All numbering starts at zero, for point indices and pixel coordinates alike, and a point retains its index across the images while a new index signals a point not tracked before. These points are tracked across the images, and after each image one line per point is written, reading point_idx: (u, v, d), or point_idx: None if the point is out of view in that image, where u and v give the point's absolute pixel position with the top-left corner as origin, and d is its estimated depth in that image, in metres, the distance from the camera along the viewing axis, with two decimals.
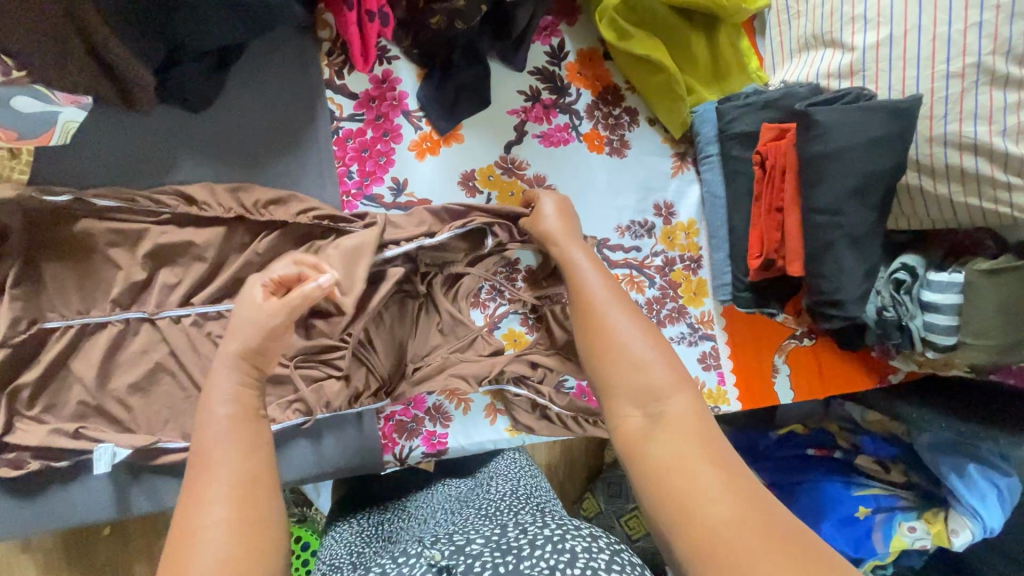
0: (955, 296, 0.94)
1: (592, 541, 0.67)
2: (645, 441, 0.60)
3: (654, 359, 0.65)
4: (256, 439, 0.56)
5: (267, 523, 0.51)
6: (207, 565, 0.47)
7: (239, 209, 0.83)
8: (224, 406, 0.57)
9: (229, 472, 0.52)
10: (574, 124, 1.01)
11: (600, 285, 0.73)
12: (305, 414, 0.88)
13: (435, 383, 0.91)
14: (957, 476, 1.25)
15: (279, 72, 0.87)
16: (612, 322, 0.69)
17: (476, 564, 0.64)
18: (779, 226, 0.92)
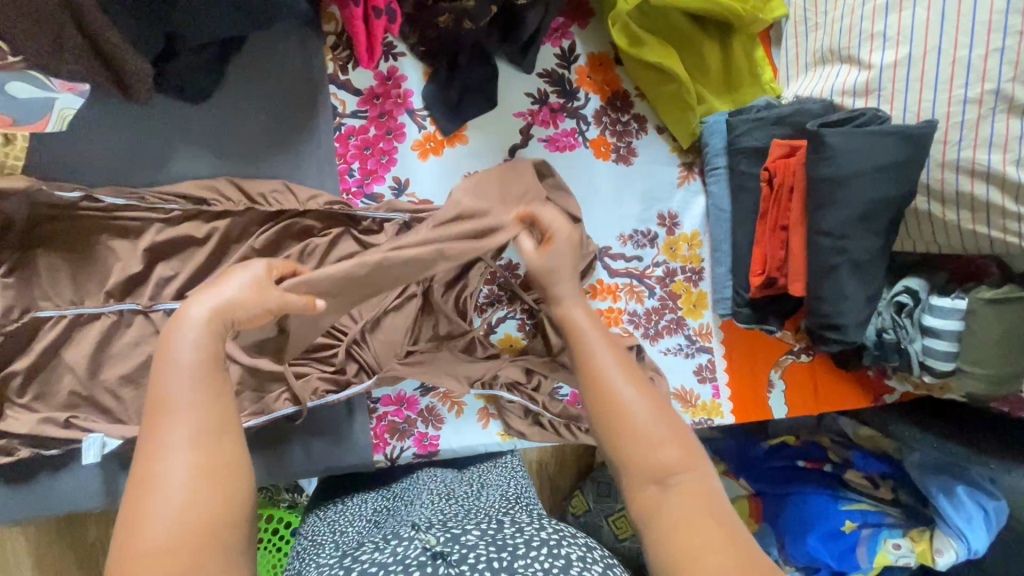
0: (956, 322, 0.94)
1: (588, 552, 0.67)
2: (658, 512, 0.55)
3: (663, 432, 0.58)
4: (219, 390, 0.54)
5: (235, 468, 0.51)
6: (170, 509, 0.47)
7: (246, 200, 0.84)
8: (192, 353, 0.54)
9: (194, 411, 0.51)
10: (581, 129, 0.99)
11: (602, 341, 0.65)
12: (294, 404, 0.87)
13: (424, 374, 0.90)
14: (944, 496, 1.26)
15: (282, 64, 0.85)
16: (620, 389, 0.61)
17: (471, 554, 0.63)
18: (783, 244, 0.90)
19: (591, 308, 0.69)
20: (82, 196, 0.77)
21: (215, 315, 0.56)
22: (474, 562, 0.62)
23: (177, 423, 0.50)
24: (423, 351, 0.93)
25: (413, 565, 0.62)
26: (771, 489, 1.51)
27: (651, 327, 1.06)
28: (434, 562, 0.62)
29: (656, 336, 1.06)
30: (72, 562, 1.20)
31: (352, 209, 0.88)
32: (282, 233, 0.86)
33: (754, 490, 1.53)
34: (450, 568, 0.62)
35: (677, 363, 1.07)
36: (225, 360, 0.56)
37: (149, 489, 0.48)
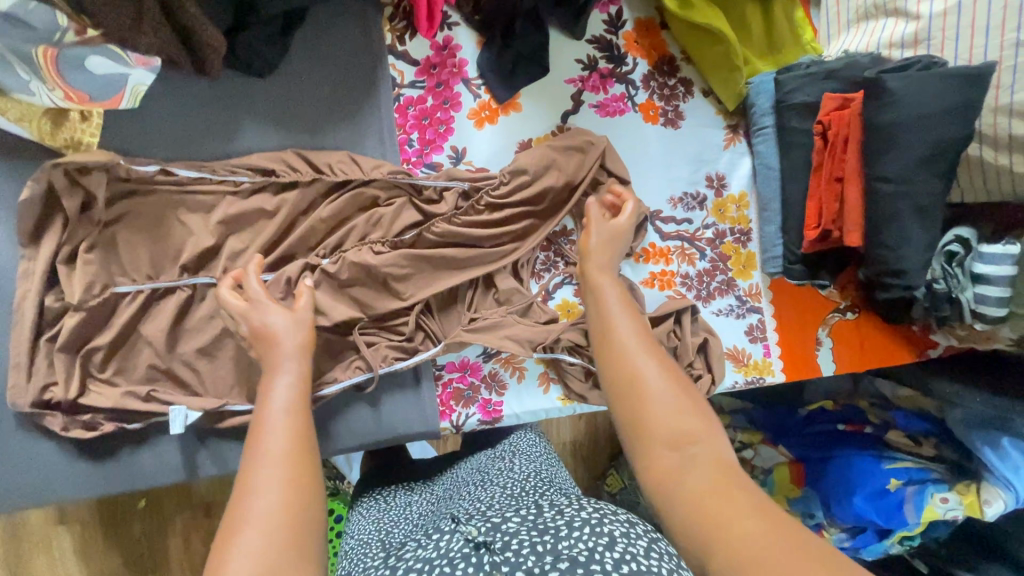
0: (1009, 268, 0.95)
1: (631, 527, 0.62)
2: (680, 476, 0.62)
3: (679, 402, 0.67)
4: (303, 423, 0.64)
5: (312, 480, 0.59)
6: (270, 508, 0.55)
7: (312, 170, 0.85)
8: (280, 395, 0.66)
9: (274, 446, 0.60)
10: (630, 94, 1.01)
11: (627, 323, 0.76)
12: (367, 371, 0.89)
13: (490, 340, 0.93)
14: (990, 449, 1.28)
15: (341, 36, 0.86)
16: (640, 365, 0.71)
17: (514, 540, 0.60)
18: (839, 196, 0.92)
19: (624, 292, 0.81)
20: (159, 169, 0.79)
21: (298, 363, 0.70)
22: (518, 549, 0.59)
23: (268, 443, 0.60)
24: (488, 318, 0.94)
25: (456, 560, 0.59)
26: (811, 453, 1.54)
27: (702, 289, 1.07)
28: (477, 552, 0.59)
29: (708, 298, 1.08)
30: (126, 553, 1.21)
31: (413, 178, 0.89)
32: (347, 204, 0.87)
33: (794, 456, 1.56)
34: (495, 558, 0.58)
35: (728, 324, 1.09)
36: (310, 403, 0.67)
37: (246, 500, 0.56)
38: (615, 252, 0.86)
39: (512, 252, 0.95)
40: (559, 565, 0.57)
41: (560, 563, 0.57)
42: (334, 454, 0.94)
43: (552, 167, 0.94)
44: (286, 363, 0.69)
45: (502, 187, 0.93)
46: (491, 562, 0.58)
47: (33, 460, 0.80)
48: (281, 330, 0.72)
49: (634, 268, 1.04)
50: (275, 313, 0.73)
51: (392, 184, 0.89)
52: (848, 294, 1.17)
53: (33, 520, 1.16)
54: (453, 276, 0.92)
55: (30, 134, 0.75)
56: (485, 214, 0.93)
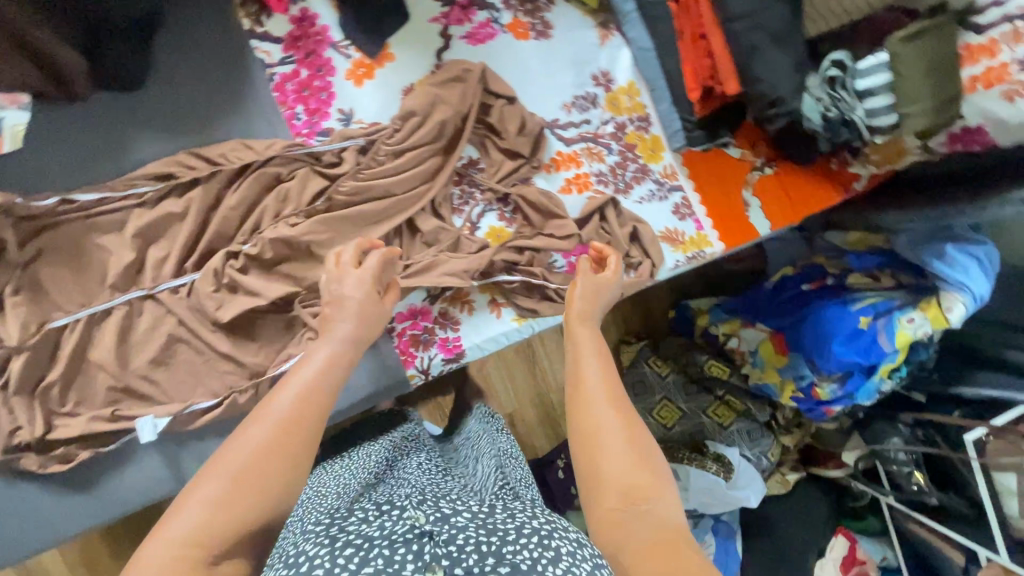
0: (885, 75, 0.99)
1: (579, 547, 0.55)
2: (624, 533, 0.61)
3: (638, 459, 0.66)
4: (321, 399, 0.63)
5: (294, 457, 0.59)
6: (242, 461, 0.57)
7: (209, 164, 0.88)
8: (312, 369, 0.65)
9: (287, 426, 0.60)
10: (494, 18, 1.04)
11: (594, 366, 0.75)
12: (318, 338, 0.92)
13: (428, 280, 0.96)
14: (938, 260, 1.33)
15: (200, 33, 0.89)
16: (600, 411, 0.69)
17: (461, 534, 0.52)
18: (707, 52, 0.97)
19: (599, 339, 0.80)
20: (58, 200, 0.81)
21: (338, 353, 0.69)
22: (464, 544, 0.51)
23: (276, 405, 0.61)
24: (420, 262, 0.98)
25: (395, 543, 0.51)
26: (786, 320, 1.59)
27: (619, 182, 1.11)
28: (420, 541, 0.52)
29: (627, 189, 1.12)
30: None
31: (308, 147, 0.93)
32: (252, 188, 0.91)
33: (772, 329, 1.62)
34: (437, 550, 0.51)
35: (654, 208, 1.13)
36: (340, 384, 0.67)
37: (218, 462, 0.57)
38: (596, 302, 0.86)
39: (428, 194, 0.99)
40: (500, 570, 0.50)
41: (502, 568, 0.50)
42: None
43: (438, 103, 0.97)
44: (337, 343, 0.69)
45: (396, 134, 0.96)
46: (433, 554, 0.50)
47: (23, 506, 0.83)
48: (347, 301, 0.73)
49: (549, 180, 1.08)
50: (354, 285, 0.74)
51: (291, 158, 0.92)
52: (761, 151, 1.22)
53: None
54: (375, 230, 0.96)
55: None
56: (389, 162, 0.96)
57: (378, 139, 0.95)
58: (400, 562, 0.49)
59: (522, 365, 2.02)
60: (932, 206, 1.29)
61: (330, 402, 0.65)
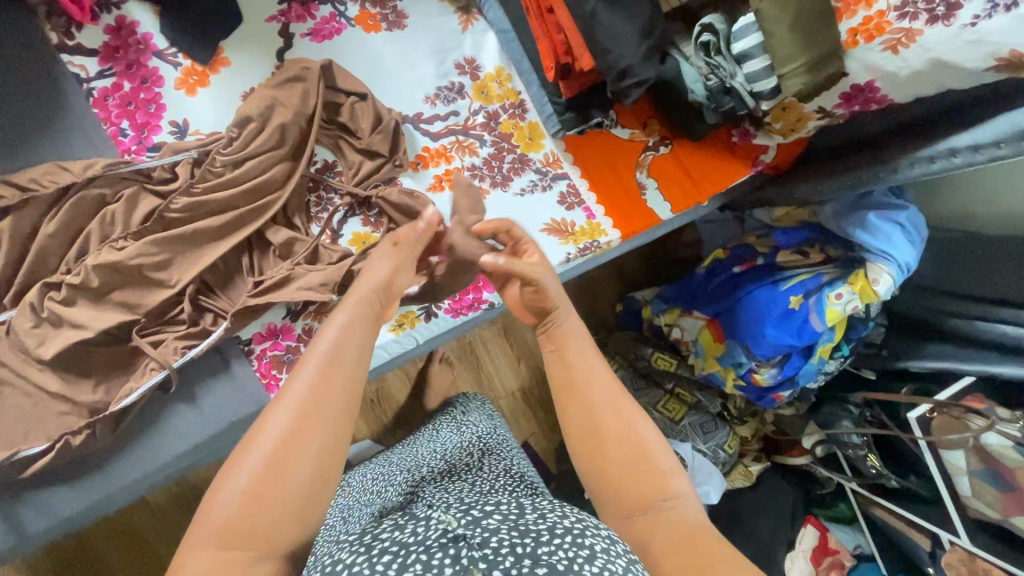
0: (757, 36, 0.92)
1: (610, 544, 0.55)
2: (649, 531, 0.61)
3: (649, 449, 0.66)
4: (351, 371, 0.60)
5: (327, 431, 0.55)
6: (272, 440, 0.53)
7: (17, 190, 0.81)
8: (331, 335, 0.61)
9: (328, 418, 0.56)
10: (340, 11, 0.98)
11: (585, 360, 0.71)
12: (160, 368, 0.86)
13: (279, 295, 0.89)
14: (861, 230, 1.25)
15: (0, 51, 0.82)
16: (595, 406, 0.68)
17: (494, 538, 0.52)
18: (557, 26, 0.89)
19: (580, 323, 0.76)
20: None
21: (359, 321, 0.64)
22: (498, 546, 0.51)
23: (298, 383, 0.57)
24: (272, 277, 0.91)
25: (431, 549, 0.51)
26: (720, 306, 1.50)
27: (496, 174, 1.04)
28: (457, 544, 0.51)
29: (505, 181, 1.05)
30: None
31: (135, 164, 0.87)
32: (73, 213, 0.84)
33: (709, 315, 1.54)
34: (473, 553, 0.50)
35: (536, 200, 1.06)
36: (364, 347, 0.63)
37: (249, 449, 0.54)
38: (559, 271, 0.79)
39: (277, 203, 0.92)
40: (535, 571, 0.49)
41: (537, 568, 0.49)
42: (175, 463, 0.91)
43: (276, 106, 0.91)
44: (352, 304, 0.66)
45: (232, 142, 0.89)
46: (469, 557, 0.50)
47: None
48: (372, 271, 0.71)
49: (417, 178, 1.02)
50: (380, 260, 0.72)
51: (114, 177, 0.86)
52: (652, 129, 1.15)
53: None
54: (218, 246, 0.89)
55: None
56: (227, 173, 0.89)
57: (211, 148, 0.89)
58: (439, 567, 0.49)
59: (466, 373, 1.95)
60: (844, 171, 1.20)
61: (356, 373, 0.60)
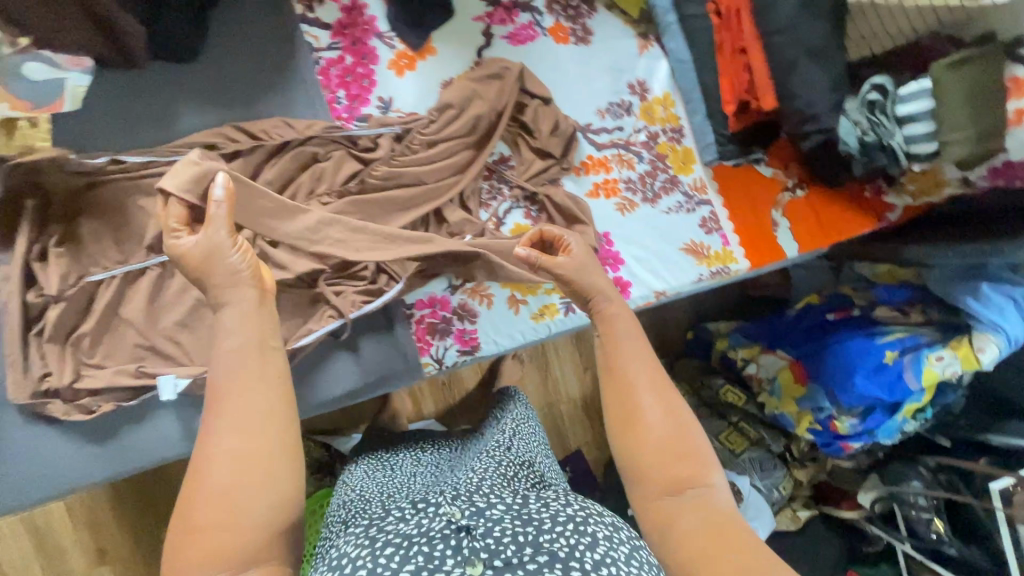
0: (927, 101, 0.97)
1: (613, 532, 0.65)
2: (671, 516, 0.67)
3: (687, 444, 0.70)
4: (265, 373, 0.60)
5: (270, 442, 0.57)
6: (226, 467, 0.55)
7: (250, 138, 0.91)
8: (230, 342, 0.60)
9: (264, 433, 0.57)
10: (537, 21, 1.07)
11: (634, 358, 0.74)
12: (339, 317, 0.94)
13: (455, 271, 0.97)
14: (973, 299, 1.29)
15: (254, 15, 0.93)
16: (644, 400, 0.71)
17: (498, 528, 0.61)
18: (746, 66, 0.97)
19: (629, 314, 0.79)
20: (108, 160, 0.85)
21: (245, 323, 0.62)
22: (499, 537, 0.61)
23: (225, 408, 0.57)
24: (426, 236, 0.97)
25: (435, 540, 0.60)
26: (808, 349, 1.55)
27: (647, 190, 1.12)
28: (458, 535, 0.61)
29: (655, 198, 1.12)
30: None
31: (347, 130, 0.96)
32: (288, 165, 0.93)
33: (793, 356, 1.58)
34: (474, 544, 0.60)
35: (680, 221, 1.13)
36: (270, 342, 0.62)
37: (197, 478, 0.55)
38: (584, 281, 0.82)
39: (460, 186, 1.00)
40: (539, 560, 0.59)
41: (540, 557, 0.59)
42: (328, 405, 0.99)
43: (475, 98, 0.99)
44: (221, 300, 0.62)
45: (432, 125, 0.98)
46: (472, 548, 0.59)
47: (46, 451, 0.86)
48: (220, 256, 0.63)
49: (578, 182, 1.09)
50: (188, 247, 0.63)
51: (328, 140, 0.95)
52: (793, 172, 1.21)
53: (81, 567, 1.37)
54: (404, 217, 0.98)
55: None
56: (422, 152, 0.98)
57: (411, 125, 0.98)
58: (441, 558, 0.59)
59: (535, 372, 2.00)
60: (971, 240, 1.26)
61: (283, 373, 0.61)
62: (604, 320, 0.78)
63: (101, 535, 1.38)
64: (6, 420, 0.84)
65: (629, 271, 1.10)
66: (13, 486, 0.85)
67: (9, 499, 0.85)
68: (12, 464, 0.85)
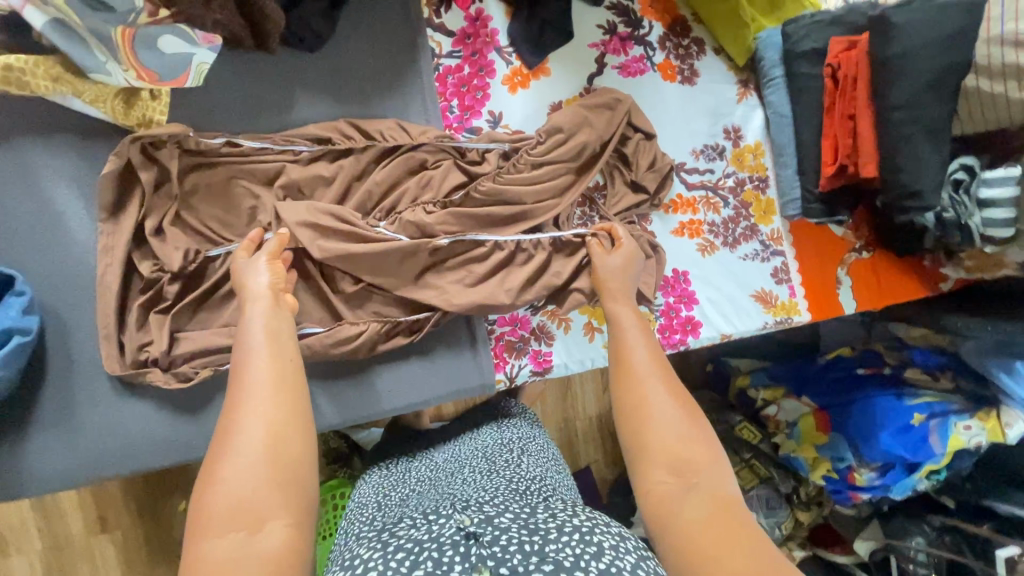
0: (1013, 189, 0.99)
1: (621, 541, 0.59)
2: (678, 505, 0.62)
3: (688, 431, 0.67)
4: (286, 355, 0.62)
5: (294, 413, 0.57)
6: (256, 432, 0.54)
7: (365, 137, 0.90)
8: (257, 329, 0.63)
9: (287, 405, 0.57)
10: (648, 55, 1.08)
11: (642, 350, 0.75)
12: (425, 313, 0.94)
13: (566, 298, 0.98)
14: (1005, 373, 1.35)
15: (385, 14, 0.93)
16: (648, 388, 0.70)
17: (504, 535, 0.55)
18: (852, 132, 1.01)
19: (637, 312, 0.81)
20: (225, 141, 0.84)
21: (274, 309, 0.67)
22: (506, 544, 0.54)
23: (254, 373, 0.58)
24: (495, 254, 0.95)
25: (443, 547, 0.54)
26: (835, 399, 1.58)
27: (728, 235, 1.14)
28: (466, 542, 0.55)
29: (734, 244, 1.14)
30: (167, 557, 1.37)
31: (456, 141, 0.95)
32: (397, 168, 0.92)
33: (819, 405, 1.60)
34: (481, 551, 0.53)
35: (755, 268, 1.15)
36: (290, 341, 0.64)
37: (226, 449, 0.54)
38: (633, 292, 0.85)
39: (557, 209, 0.99)
40: (543, 568, 0.52)
41: (544, 565, 0.53)
42: (393, 413, 0.98)
43: (585, 124, 0.99)
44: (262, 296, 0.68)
45: (540, 146, 0.97)
46: (478, 555, 0.53)
47: (121, 424, 0.85)
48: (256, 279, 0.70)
49: (664, 220, 1.10)
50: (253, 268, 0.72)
51: (439, 148, 0.94)
52: (862, 234, 1.24)
53: (78, 534, 1.32)
54: (499, 231, 0.96)
55: (105, 116, 0.79)
56: (528, 172, 0.96)
57: (517, 142, 0.98)
58: (448, 563, 0.52)
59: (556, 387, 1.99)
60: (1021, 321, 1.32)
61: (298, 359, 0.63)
62: (614, 318, 0.80)
63: (102, 501, 1.33)
64: (93, 389, 0.83)
65: (702, 311, 1.11)
66: (88, 458, 0.83)
67: (83, 470, 0.83)
68: (84, 433, 0.83)
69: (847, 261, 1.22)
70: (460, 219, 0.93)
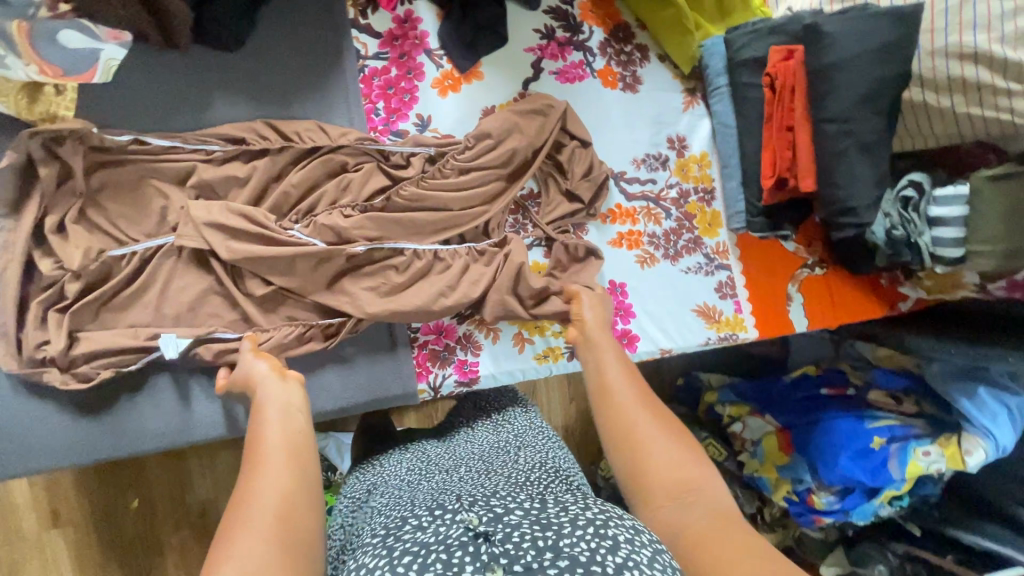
0: (962, 208, 0.93)
1: (635, 535, 0.52)
2: (682, 523, 0.58)
3: (680, 453, 0.65)
4: (297, 427, 0.62)
5: (303, 485, 0.57)
6: (267, 502, 0.54)
7: (281, 138, 0.89)
8: (275, 411, 0.63)
9: (293, 473, 0.57)
10: (588, 61, 1.05)
11: (621, 378, 0.73)
12: (340, 318, 0.92)
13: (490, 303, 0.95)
14: (968, 400, 1.31)
15: (310, 13, 0.91)
16: (634, 415, 0.68)
17: (514, 531, 0.49)
18: (790, 144, 0.98)
19: (619, 350, 0.80)
20: (132, 139, 0.83)
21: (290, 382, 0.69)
22: (518, 541, 0.48)
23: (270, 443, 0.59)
24: (419, 261, 0.94)
25: (451, 547, 0.48)
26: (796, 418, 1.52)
27: (670, 247, 1.10)
28: (476, 542, 0.48)
29: (676, 256, 1.11)
30: (120, 558, 1.34)
31: (380, 144, 0.93)
32: (314, 170, 0.90)
33: (780, 424, 1.53)
34: (493, 548, 0.47)
35: (698, 282, 1.12)
36: (304, 414, 0.65)
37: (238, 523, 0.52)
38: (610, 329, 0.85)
39: (485, 215, 0.96)
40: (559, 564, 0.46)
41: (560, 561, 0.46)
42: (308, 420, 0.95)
43: (514, 130, 0.96)
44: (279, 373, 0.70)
45: (467, 151, 0.95)
46: (490, 553, 0.47)
47: (25, 421, 0.83)
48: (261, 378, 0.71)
49: (601, 230, 1.07)
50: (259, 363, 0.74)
51: (360, 150, 0.92)
52: (815, 250, 1.19)
53: (30, 529, 1.28)
54: (425, 236, 0.94)
55: (6, 109, 0.77)
56: (453, 177, 0.94)
57: (443, 146, 0.95)
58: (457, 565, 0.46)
59: None
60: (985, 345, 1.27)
61: (312, 444, 0.62)
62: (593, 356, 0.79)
63: (55, 496, 1.30)
64: None
65: (639, 324, 1.07)
66: None
67: None
68: None
69: (798, 278, 1.18)
70: (377, 223, 0.91)
